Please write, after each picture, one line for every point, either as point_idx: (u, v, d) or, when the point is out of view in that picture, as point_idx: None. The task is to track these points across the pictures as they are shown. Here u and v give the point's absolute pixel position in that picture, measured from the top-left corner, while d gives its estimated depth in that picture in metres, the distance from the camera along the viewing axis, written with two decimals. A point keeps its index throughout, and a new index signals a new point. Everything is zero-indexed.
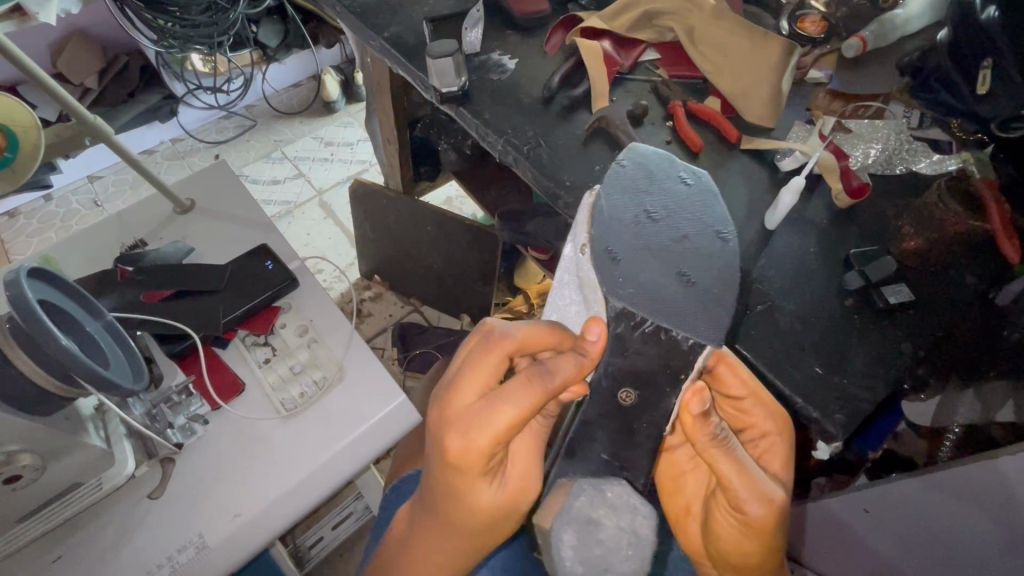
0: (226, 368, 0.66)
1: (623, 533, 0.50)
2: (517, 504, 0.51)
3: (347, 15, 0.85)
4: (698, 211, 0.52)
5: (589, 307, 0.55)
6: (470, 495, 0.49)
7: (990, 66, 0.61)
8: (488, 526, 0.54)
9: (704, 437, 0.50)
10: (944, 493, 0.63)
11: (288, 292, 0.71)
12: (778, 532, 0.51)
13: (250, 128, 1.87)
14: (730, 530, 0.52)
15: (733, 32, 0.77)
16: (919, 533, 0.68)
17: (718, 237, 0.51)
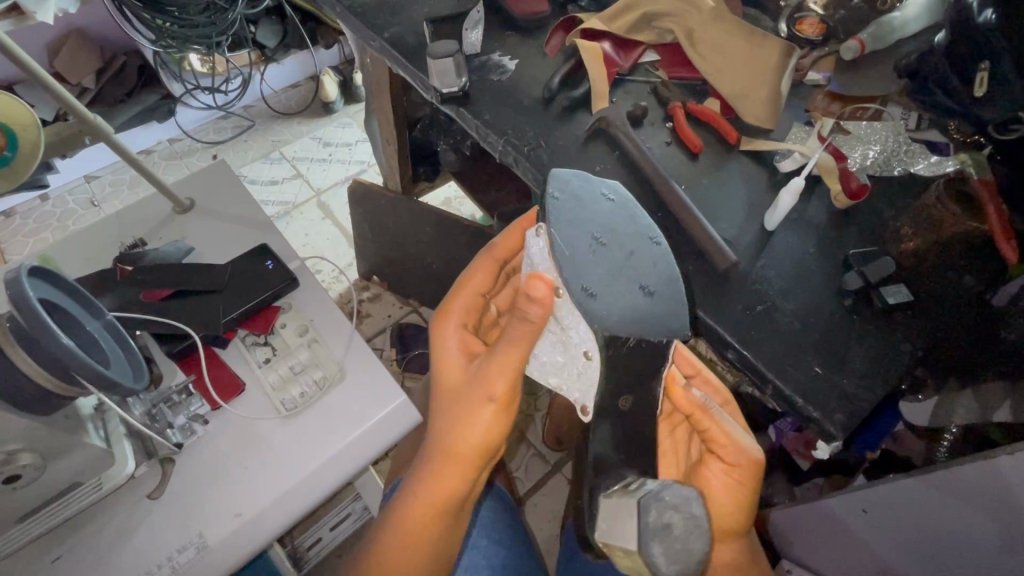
0: (227, 368, 0.65)
1: (692, 526, 0.48)
2: (477, 389, 0.57)
3: (346, 15, 0.86)
4: (633, 222, 0.54)
5: (578, 339, 0.53)
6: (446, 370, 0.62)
7: (987, 68, 0.61)
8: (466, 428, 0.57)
9: (692, 406, 0.57)
10: (944, 494, 0.63)
11: (288, 292, 0.71)
12: (758, 486, 0.59)
13: (248, 129, 1.86)
14: (723, 491, 0.59)
15: (731, 34, 0.77)
16: (918, 532, 0.68)
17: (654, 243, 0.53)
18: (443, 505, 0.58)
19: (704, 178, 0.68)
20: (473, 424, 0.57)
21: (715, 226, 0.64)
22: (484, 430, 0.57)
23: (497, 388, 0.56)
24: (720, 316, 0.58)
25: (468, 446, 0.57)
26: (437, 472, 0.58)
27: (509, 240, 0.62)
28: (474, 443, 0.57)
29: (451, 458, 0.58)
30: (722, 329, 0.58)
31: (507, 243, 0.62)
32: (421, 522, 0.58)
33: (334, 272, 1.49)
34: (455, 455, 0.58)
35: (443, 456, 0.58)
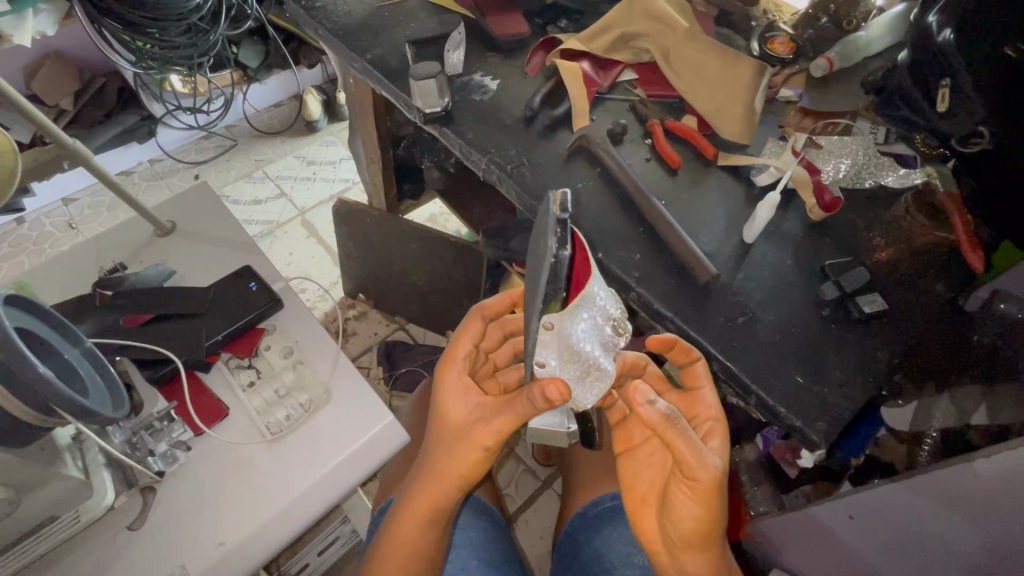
0: (210, 394, 0.64)
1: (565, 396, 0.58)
2: (468, 434, 0.56)
3: (329, 37, 0.87)
4: (546, 309, 0.48)
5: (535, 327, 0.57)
6: (447, 406, 0.59)
7: (948, 85, 0.64)
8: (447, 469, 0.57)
9: (657, 422, 0.52)
10: (926, 495, 0.64)
11: (273, 314, 0.70)
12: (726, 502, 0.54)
13: (231, 148, 1.86)
14: (682, 514, 0.54)
15: (706, 53, 0.80)
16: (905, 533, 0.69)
17: (546, 329, 0.49)
18: (430, 520, 0.59)
19: (684, 193, 0.70)
20: (455, 464, 0.57)
21: (695, 240, 0.66)
22: (467, 468, 0.57)
23: (489, 439, 0.55)
24: (701, 328, 0.60)
25: (450, 480, 0.58)
26: (426, 491, 0.58)
27: (499, 303, 0.64)
28: (456, 479, 0.57)
29: (431, 484, 0.58)
30: (705, 341, 0.59)
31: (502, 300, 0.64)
32: (413, 528, 0.59)
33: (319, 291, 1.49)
34: (437, 482, 0.58)
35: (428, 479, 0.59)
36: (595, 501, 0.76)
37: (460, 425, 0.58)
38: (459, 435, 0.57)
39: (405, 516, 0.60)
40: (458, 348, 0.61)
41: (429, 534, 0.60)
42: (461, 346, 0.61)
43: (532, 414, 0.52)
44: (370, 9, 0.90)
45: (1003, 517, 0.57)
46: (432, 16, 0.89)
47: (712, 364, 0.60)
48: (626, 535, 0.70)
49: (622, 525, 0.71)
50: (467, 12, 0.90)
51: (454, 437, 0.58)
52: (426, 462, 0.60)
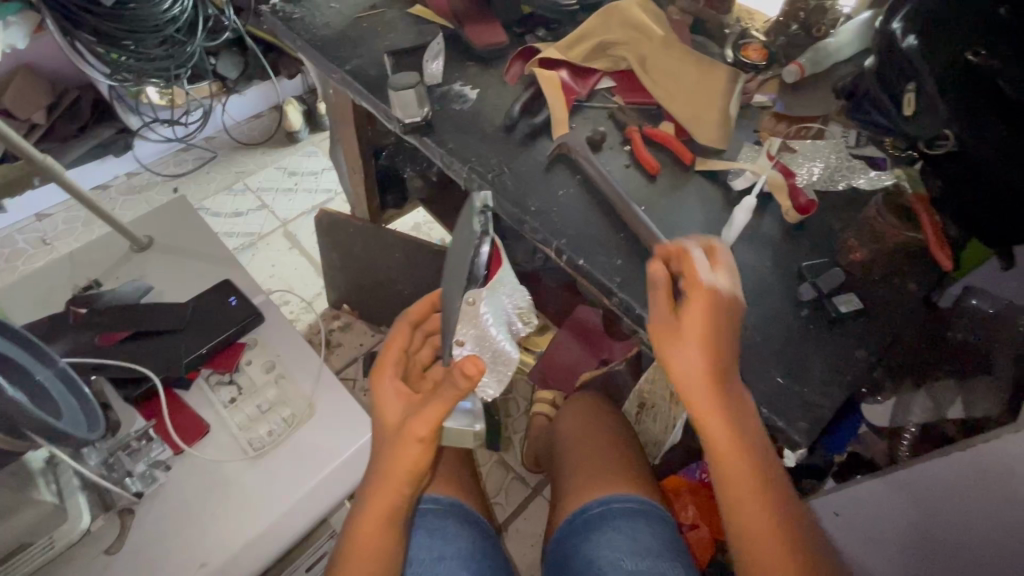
0: (190, 411, 0.63)
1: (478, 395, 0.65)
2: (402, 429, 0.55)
3: (308, 48, 0.87)
4: (467, 286, 0.57)
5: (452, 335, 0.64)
6: (384, 407, 0.58)
7: (914, 89, 0.66)
8: (395, 464, 0.55)
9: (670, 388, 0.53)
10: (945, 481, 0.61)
11: (254, 328, 0.69)
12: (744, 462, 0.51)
13: (210, 160, 1.84)
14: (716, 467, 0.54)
15: (681, 60, 0.81)
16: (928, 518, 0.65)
17: (470, 304, 0.57)
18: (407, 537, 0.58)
19: (663, 198, 0.71)
20: (398, 461, 0.55)
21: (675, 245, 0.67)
22: (410, 462, 0.55)
23: (422, 429, 0.53)
24: None
25: (399, 480, 0.55)
26: (378, 491, 0.56)
27: (421, 306, 0.67)
28: (404, 477, 0.55)
29: (388, 479, 0.55)
30: None
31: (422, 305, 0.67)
32: (367, 534, 0.56)
33: (303, 303, 1.47)
34: (390, 478, 0.55)
35: (382, 477, 0.56)
36: (582, 507, 0.71)
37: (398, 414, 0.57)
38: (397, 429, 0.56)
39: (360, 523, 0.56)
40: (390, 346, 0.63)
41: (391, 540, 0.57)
42: (391, 344, 0.63)
43: (455, 396, 0.52)
44: (349, 20, 0.91)
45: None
46: (411, 26, 0.90)
47: None
48: (616, 540, 0.66)
49: (611, 530, 0.67)
50: (445, 22, 0.90)
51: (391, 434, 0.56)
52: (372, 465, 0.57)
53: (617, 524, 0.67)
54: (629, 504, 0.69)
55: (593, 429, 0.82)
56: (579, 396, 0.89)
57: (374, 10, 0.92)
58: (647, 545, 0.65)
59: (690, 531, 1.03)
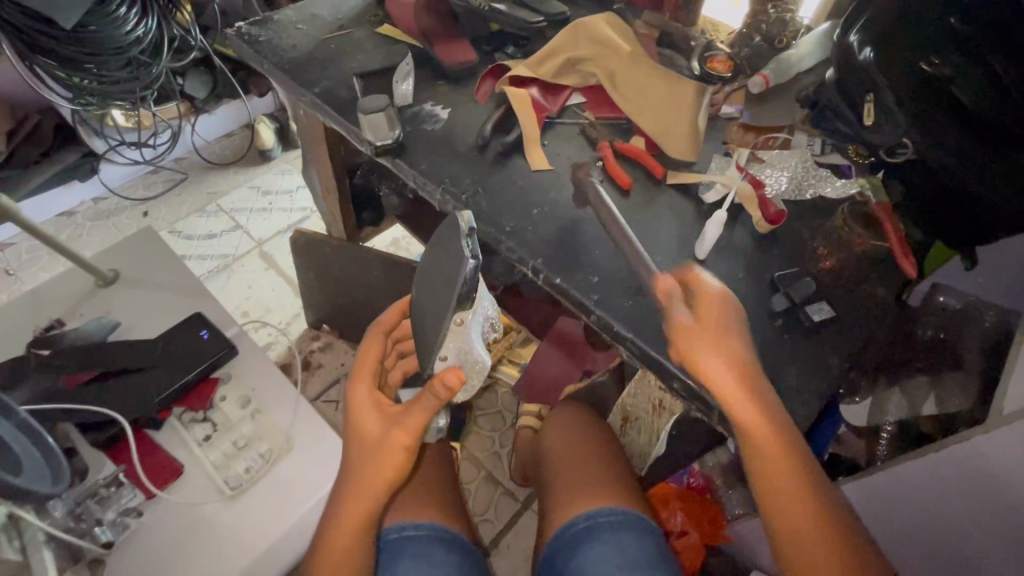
0: (162, 453, 0.61)
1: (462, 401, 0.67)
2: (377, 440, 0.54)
3: (275, 72, 0.86)
4: (458, 308, 0.56)
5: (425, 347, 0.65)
6: (362, 423, 0.56)
7: (873, 99, 0.68)
8: (375, 475, 0.54)
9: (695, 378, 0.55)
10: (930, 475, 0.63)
11: (228, 361, 0.67)
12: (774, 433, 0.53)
13: (181, 182, 1.80)
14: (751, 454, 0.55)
15: (649, 75, 0.82)
16: (933, 507, 0.65)
17: (457, 325, 0.58)
18: None
19: (636, 213, 0.71)
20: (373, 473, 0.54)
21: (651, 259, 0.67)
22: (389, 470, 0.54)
23: (409, 436, 0.53)
24: (662, 345, 0.61)
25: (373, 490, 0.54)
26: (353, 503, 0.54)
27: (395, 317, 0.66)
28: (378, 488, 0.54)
29: (363, 492, 0.54)
30: (667, 360, 0.60)
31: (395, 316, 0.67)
32: (340, 549, 0.54)
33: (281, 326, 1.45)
34: (364, 490, 0.54)
35: (355, 488, 0.54)
36: (570, 521, 0.71)
37: (372, 427, 0.55)
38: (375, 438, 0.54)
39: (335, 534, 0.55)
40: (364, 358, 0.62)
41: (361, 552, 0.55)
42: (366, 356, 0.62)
43: (436, 406, 0.52)
44: (316, 42, 0.90)
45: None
46: (379, 47, 0.90)
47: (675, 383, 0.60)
48: (604, 555, 0.66)
49: (599, 544, 0.67)
50: (414, 41, 0.90)
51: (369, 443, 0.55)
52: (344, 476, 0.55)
53: (604, 537, 0.67)
54: (615, 517, 0.69)
55: (574, 441, 0.82)
56: (563, 408, 0.88)
57: (341, 31, 0.92)
58: (635, 558, 0.65)
59: (678, 539, 1.04)
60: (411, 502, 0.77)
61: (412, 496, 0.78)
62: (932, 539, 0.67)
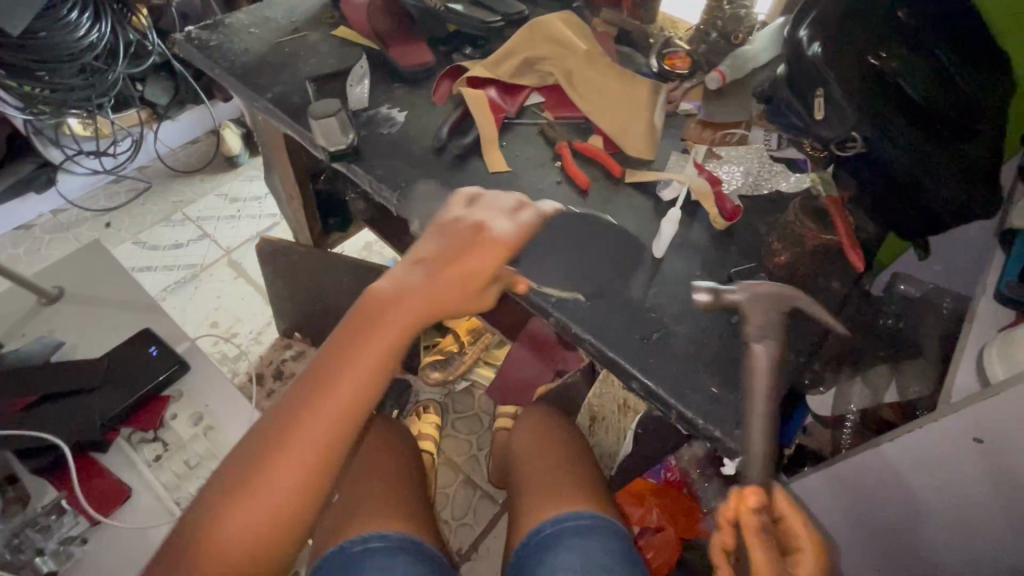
0: (110, 476, 0.70)
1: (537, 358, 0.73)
2: (423, 299, 0.53)
3: (227, 77, 0.84)
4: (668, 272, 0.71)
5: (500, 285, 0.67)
6: (479, 257, 0.55)
7: (822, 95, 0.68)
8: (448, 305, 0.54)
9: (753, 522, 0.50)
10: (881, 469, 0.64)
11: (168, 381, 0.75)
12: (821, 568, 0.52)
13: (144, 191, 1.75)
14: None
15: (606, 74, 0.82)
16: (896, 507, 0.65)
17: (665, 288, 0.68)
18: None
19: (594, 214, 0.71)
20: (383, 344, 0.52)
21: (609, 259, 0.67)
22: (399, 339, 0.53)
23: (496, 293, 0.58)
24: (620, 344, 0.60)
25: (369, 372, 0.51)
26: (340, 380, 0.51)
27: (529, 224, 0.60)
28: (376, 363, 0.52)
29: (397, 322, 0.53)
30: (624, 359, 0.60)
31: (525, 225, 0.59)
32: (351, 383, 0.51)
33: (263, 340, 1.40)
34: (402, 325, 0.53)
35: (386, 317, 0.53)
36: (536, 528, 0.70)
37: (458, 285, 0.54)
38: (406, 298, 0.53)
39: (306, 417, 0.50)
40: (494, 232, 0.57)
41: (346, 435, 0.50)
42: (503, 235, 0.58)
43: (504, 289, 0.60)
44: (269, 45, 0.88)
45: (985, 483, 0.56)
46: (334, 50, 0.88)
47: (635, 384, 0.60)
48: (569, 562, 0.65)
49: (563, 551, 0.66)
50: (371, 44, 0.89)
51: (380, 314, 0.53)
52: (338, 342, 0.52)
53: (568, 543, 0.67)
54: (581, 521, 0.69)
55: (539, 444, 0.81)
56: (530, 411, 0.88)
57: (295, 34, 0.90)
58: (599, 563, 0.65)
59: (656, 534, 1.05)
60: (375, 513, 0.76)
61: (382, 504, 0.77)
62: (893, 530, 0.68)
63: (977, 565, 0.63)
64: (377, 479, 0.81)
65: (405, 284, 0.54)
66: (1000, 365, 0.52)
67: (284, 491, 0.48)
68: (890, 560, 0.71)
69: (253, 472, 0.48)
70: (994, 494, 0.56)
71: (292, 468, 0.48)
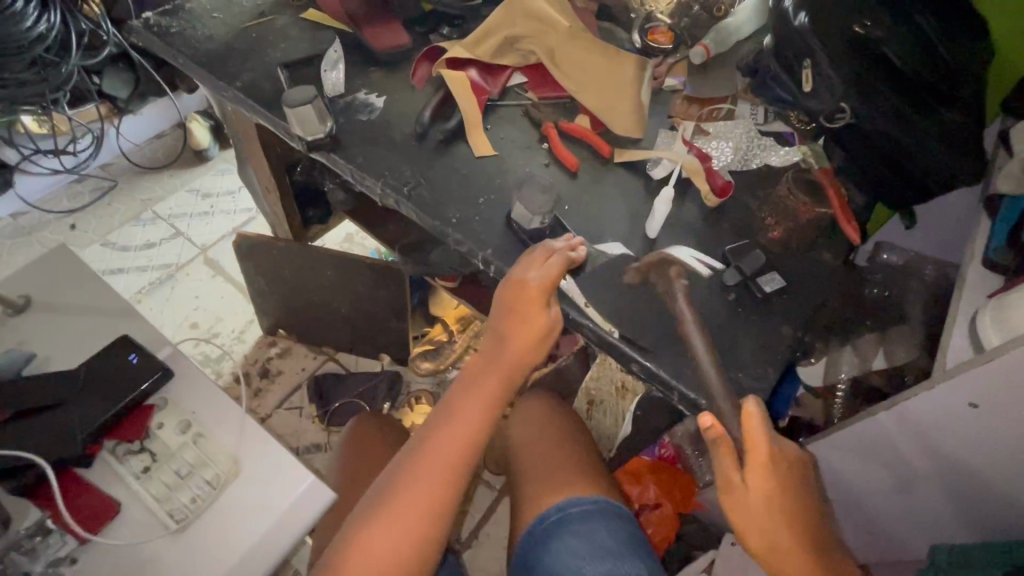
0: (96, 491, 0.55)
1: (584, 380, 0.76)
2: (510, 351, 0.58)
3: (191, 66, 0.80)
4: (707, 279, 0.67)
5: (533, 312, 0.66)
6: (529, 303, 0.57)
7: (810, 66, 0.68)
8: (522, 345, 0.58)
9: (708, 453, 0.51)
10: (875, 439, 0.65)
11: (163, 386, 0.61)
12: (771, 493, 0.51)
13: (110, 189, 1.67)
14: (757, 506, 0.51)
15: (589, 50, 0.80)
16: (889, 473, 0.67)
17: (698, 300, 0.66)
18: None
19: (585, 195, 0.70)
20: (484, 397, 0.58)
21: (602, 241, 0.66)
22: (497, 387, 0.58)
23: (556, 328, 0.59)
24: (619, 333, 0.60)
25: (471, 423, 0.57)
26: (450, 430, 0.56)
27: (557, 269, 0.58)
28: (480, 414, 0.57)
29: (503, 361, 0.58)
30: (624, 342, 0.59)
31: (557, 269, 0.58)
32: (460, 426, 0.56)
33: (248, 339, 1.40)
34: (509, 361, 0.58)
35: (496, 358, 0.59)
36: (540, 516, 0.70)
37: (524, 337, 0.58)
38: (496, 350, 0.59)
39: (423, 464, 0.55)
40: (529, 279, 0.57)
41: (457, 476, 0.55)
42: (532, 280, 0.57)
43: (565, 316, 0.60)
44: (235, 31, 0.83)
45: (984, 448, 0.57)
46: (305, 33, 0.84)
47: (634, 366, 0.60)
48: (576, 547, 0.65)
49: (569, 537, 0.66)
50: (343, 26, 0.85)
51: (477, 370, 0.59)
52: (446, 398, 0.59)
53: (574, 529, 0.67)
54: (586, 506, 0.69)
55: (543, 428, 0.81)
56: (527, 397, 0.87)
57: (261, 18, 0.85)
58: (606, 546, 0.66)
59: (654, 511, 1.06)
60: None
61: None
62: (889, 495, 0.70)
63: (967, 521, 0.65)
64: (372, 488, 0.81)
65: (495, 339, 0.59)
66: (995, 331, 0.53)
67: (413, 517, 0.53)
68: (884, 523, 0.73)
69: (379, 516, 0.53)
70: (986, 455, 0.57)
71: (413, 511, 0.53)
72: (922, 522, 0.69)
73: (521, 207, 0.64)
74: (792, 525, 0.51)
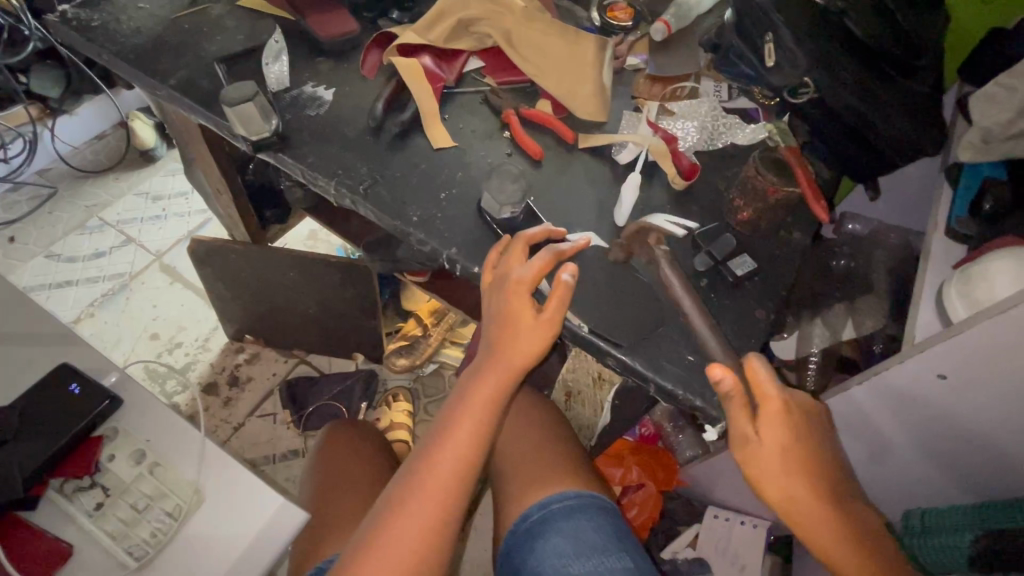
0: (44, 535, 0.51)
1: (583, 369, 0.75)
2: (499, 361, 0.55)
3: (118, 63, 0.73)
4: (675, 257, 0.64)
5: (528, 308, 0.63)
6: (514, 301, 0.55)
7: (771, 41, 0.67)
8: (519, 344, 0.55)
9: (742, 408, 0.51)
10: (851, 414, 0.66)
11: (113, 415, 0.57)
12: (791, 448, 0.50)
13: (49, 197, 1.56)
14: (774, 460, 0.49)
15: (548, 32, 0.76)
16: (864, 444, 0.68)
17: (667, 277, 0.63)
18: None
19: (551, 184, 0.67)
20: (484, 401, 0.55)
21: (572, 230, 0.64)
22: (495, 390, 0.55)
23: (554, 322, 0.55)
24: (590, 326, 0.58)
25: (471, 430, 0.55)
26: (450, 437, 0.54)
27: (544, 261, 0.56)
28: (475, 421, 0.55)
29: (499, 364, 0.55)
30: (597, 337, 0.58)
31: (542, 266, 0.56)
32: (458, 435, 0.54)
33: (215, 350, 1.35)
34: (508, 365, 0.55)
35: (490, 359, 0.56)
36: (524, 514, 0.69)
37: (516, 336, 0.55)
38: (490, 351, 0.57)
39: (420, 493, 0.53)
40: (512, 274, 0.56)
41: (457, 485, 0.54)
42: (516, 275, 0.55)
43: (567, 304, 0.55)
44: (165, 23, 0.77)
45: (957, 420, 0.58)
46: (243, 23, 0.78)
47: (610, 361, 0.58)
48: (561, 546, 0.65)
49: (555, 535, 0.66)
50: (285, 14, 0.79)
51: (478, 373, 0.56)
52: (447, 406, 0.57)
53: (559, 526, 0.66)
54: (569, 502, 0.68)
55: (528, 429, 0.78)
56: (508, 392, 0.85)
57: (194, 7, 0.79)
58: (592, 543, 0.65)
59: (637, 492, 1.06)
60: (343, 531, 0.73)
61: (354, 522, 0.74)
62: (863, 466, 0.71)
63: (940, 485, 0.67)
64: (354, 498, 0.78)
65: (484, 339, 0.57)
66: (961, 305, 0.54)
67: (414, 531, 0.51)
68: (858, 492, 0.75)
69: (381, 530, 0.51)
70: (953, 424, 0.58)
71: (415, 525, 0.51)
72: (893, 490, 0.71)
73: (490, 197, 0.62)
74: (809, 468, 0.50)
